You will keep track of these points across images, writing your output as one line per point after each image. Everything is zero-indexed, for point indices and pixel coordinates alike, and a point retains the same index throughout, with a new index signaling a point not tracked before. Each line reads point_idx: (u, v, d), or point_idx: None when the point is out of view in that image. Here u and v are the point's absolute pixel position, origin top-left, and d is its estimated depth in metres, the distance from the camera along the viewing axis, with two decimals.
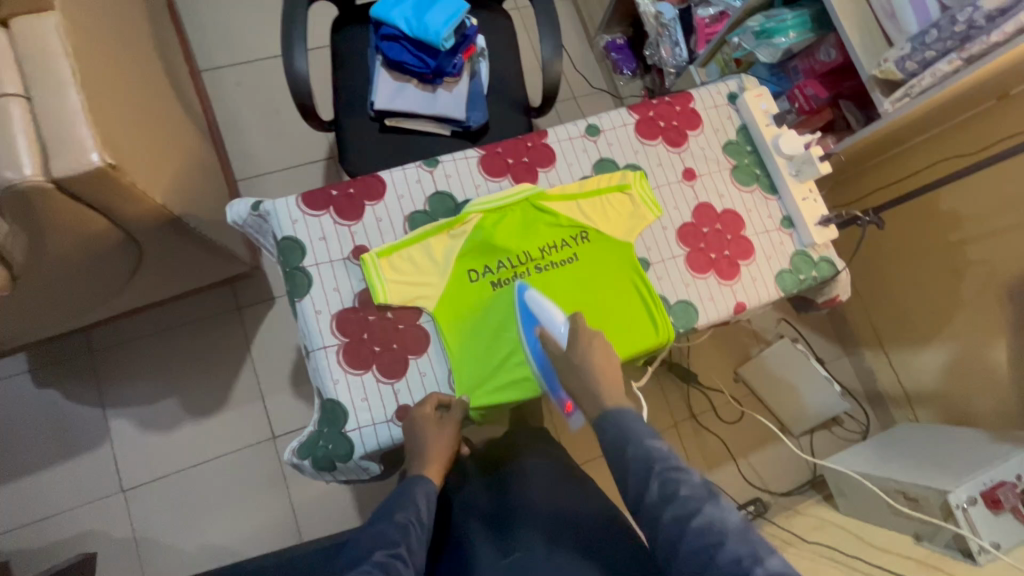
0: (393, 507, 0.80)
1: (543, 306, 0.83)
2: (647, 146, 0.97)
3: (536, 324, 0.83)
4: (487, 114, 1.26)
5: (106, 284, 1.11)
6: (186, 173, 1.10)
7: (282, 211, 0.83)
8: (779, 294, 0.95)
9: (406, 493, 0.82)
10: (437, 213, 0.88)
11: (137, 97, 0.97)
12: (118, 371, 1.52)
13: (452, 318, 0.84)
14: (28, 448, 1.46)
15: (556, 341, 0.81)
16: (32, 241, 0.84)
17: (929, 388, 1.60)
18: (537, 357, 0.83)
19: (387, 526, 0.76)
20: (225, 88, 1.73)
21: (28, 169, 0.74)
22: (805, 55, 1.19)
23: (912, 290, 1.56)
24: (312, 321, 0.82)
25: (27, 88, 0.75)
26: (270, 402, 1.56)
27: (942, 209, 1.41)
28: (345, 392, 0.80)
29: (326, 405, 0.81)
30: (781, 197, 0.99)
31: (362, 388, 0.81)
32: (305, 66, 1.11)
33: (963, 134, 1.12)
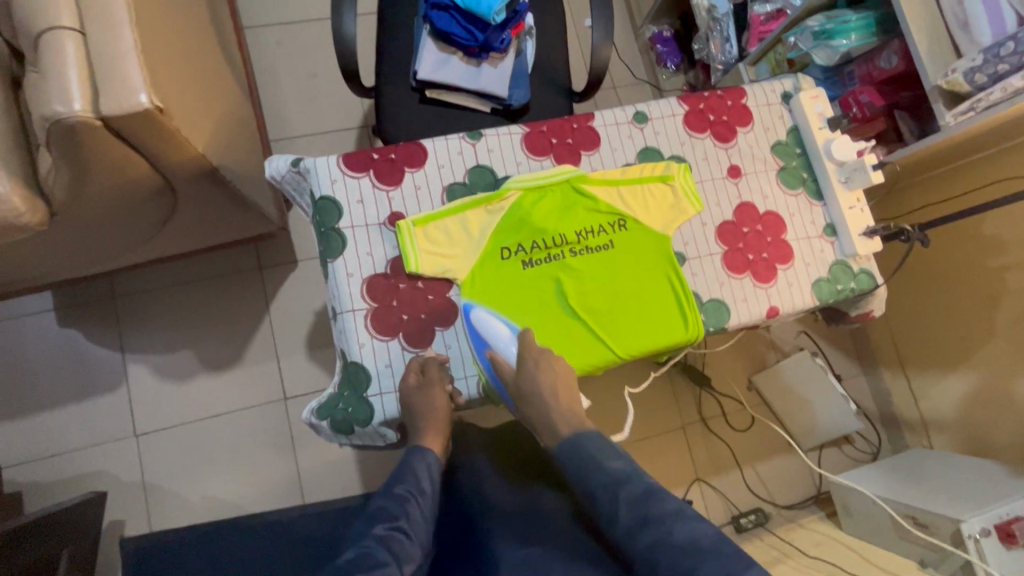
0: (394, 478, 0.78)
1: (490, 325, 0.81)
2: (695, 139, 0.94)
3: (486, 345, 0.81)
4: (529, 93, 1.25)
5: (138, 230, 1.11)
6: (225, 126, 1.10)
7: (323, 170, 0.82)
8: (814, 302, 0.93)
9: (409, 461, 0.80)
10: (476, 187, 0.87)
11: (185, 44, 0.97)
12: (139, 319, 1.54)
13: (482, 295, 0.83)
14: (47, 384, 1.49)
15: (505, 360, 0.80)
16: (74, 178, 0.85)
17: (949, 416, 1.57)
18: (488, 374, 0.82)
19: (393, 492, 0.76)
20: (265, 46, 1.73)
21: (77, 104, 0.73)
22: (863, 60, 1.16)
23: (943, 315, 1.52)
24: (343, 283, 0.81)
25: (82, 24, 0.75)
26: (285, 363, 1.58)
27: (985, 235, 1.36)
28: (370, 357, 0.80)
29: (349, 368, 0.81)
30: (826, 204, 0.96)
31: (387, 354, 0.81)
32: (352, 27, 1.10)
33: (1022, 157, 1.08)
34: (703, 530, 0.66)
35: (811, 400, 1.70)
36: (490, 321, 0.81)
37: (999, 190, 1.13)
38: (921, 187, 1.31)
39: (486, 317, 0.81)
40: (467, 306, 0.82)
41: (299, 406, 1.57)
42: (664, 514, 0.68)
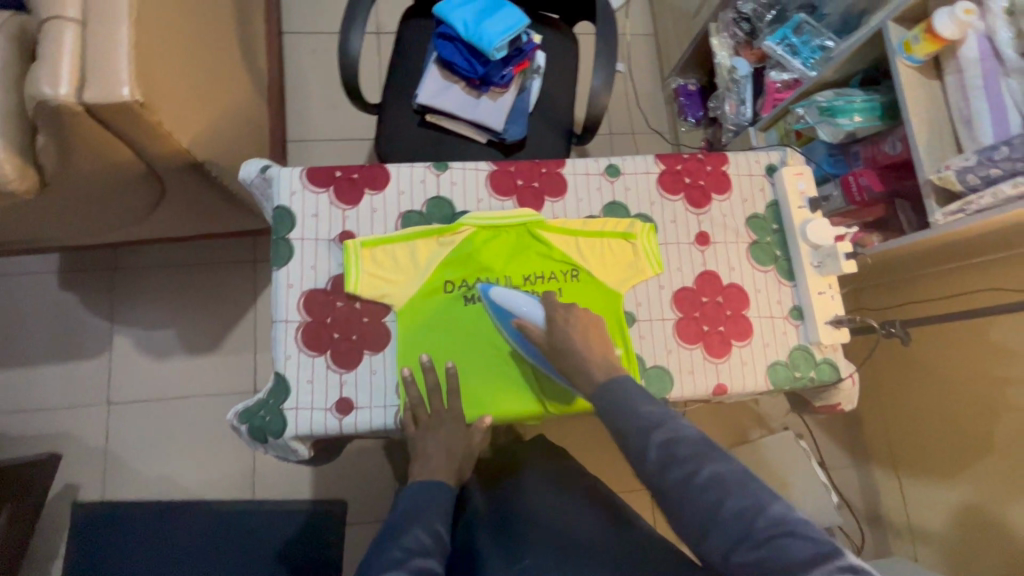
0: (417, 520, 0.72)
1: (508, 298, 0.80)
2: (666, 200, 0.92)
3: (512, 317, 0.80)
4: (525, 130, 1.26)
5: (130, 211, 1.17)
6: (226, 124, 1.15)
7: (285, 181, 0.84)
8: (768, 387, 0.88)
9: (433, 501, 0.75)
10: (432, 217, 0.87)
11: (196, 44, 1.03)
12: (132, 292, 1.60)
13: (416, 325, 0.82)
14: (37, 341, 1.56)
15: (535, 324, 0.78)
16: (61, 155, 0.89)
17: (937, 530, 1.46)
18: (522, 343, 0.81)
19: (414, 537, 0.69)
20: (297, 53, 1.81)
21: (63, 89, 0.78)
22: (870, 142, 1.12)
23: (939, 419, 1.42)
24: (282, 293, 0.82)
25: (85, 16, 0.80)
26: (261, 356, 1.61)
27: (989, 340, 1.27)
28: (294, 370, 0.80)
29: (275, 377, 0.80)
30: (796, 285, 0.92)
31: (310, 369, 0.80)
32: (358, 46, 1.14)
33: (1019, 268, 1.01)
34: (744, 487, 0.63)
35: (792, 480, 1.60)
36: (511, 292, 0.81)
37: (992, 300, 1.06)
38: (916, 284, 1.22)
39: (503, 293, 0.81)
40: (483, 287, 0.82)
41: None
42: (693, 453, 0.64)
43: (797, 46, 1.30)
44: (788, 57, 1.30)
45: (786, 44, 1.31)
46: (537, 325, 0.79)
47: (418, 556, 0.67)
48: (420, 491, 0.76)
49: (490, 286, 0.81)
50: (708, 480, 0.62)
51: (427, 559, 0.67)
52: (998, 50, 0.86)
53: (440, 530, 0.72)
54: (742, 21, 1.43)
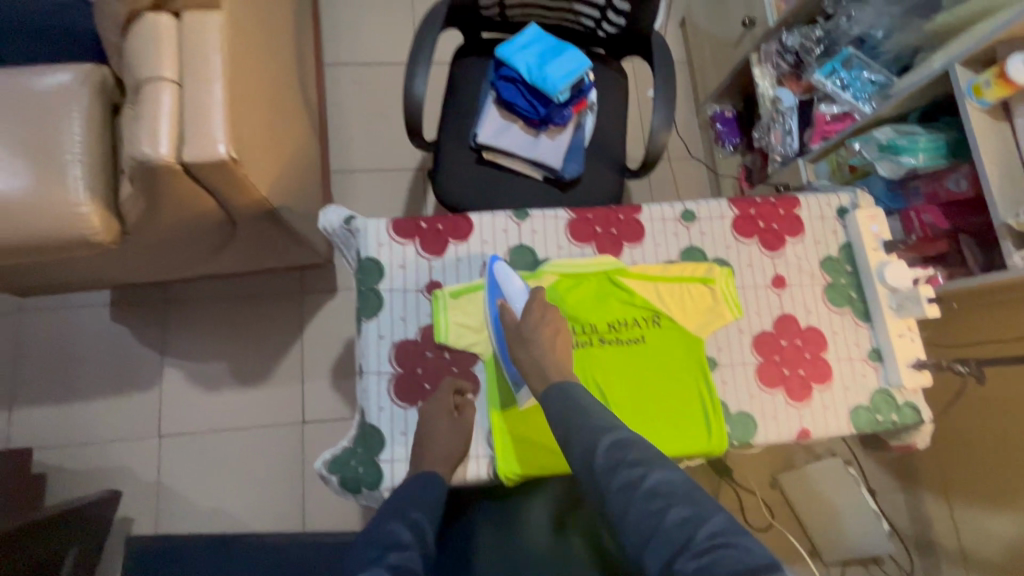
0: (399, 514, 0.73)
1: (510, 279, 0.83)
2: (741, 244, 0.93)
3: (501, 298, 0.83)
4: (582, 166, 1.27)
5: (197, 252, 1.18)
6: (292, 166, 1.17)
7: (372, 232, 0.86)
8: (850, 431, 0.89)
9: (420, 499, 0.75)
10: (515, 265, 0.88)
11: (269, 92, 1.05)
12: (183, 324, 1.62)
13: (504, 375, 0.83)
14: (90, 375, 1.58)
15: (514, 313, 0.81)
16: (150, 207, 0.92)
17: (994, 560, 1.42)
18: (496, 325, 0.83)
19: (395, 531, 0.71)
20: (340, 85, 1.84)
21: (163, 148, 0.80)
22: (930, 178, 1.12)
23: (996, 448, 1.41)
24: (374, 344, 0.84)
25: (181, 76, 0.83)
26: (309, 387, 1.62)
27: None
28: (387, 422, 0.82)
29: (364, 429, 0.82)
30: (874, 327, 0.92)
31: (404, 422, 0.83)
32: (422, 89, 1.16)
33: None
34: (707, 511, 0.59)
35: (841, 509, 1.60)
36: (510, 273, 0.83)
37: None
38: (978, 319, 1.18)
39: (506, 271, 0.83)
40: (494, 258, 0.85)
41: (314, 431, 1.60)
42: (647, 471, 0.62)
43: (847, 80, 1.31)
44: (839, 91, 1.32)
45: (835, 78, 1.33)
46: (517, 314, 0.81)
47: (394, 551, 0.69)
48: (407, 482, 0.77)
49: (498, 259, 0.85)
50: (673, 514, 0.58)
51: (405, 555, 0.69)
52: None
53: (420, 524, 0.73)
54: (786, 54, 1.44)
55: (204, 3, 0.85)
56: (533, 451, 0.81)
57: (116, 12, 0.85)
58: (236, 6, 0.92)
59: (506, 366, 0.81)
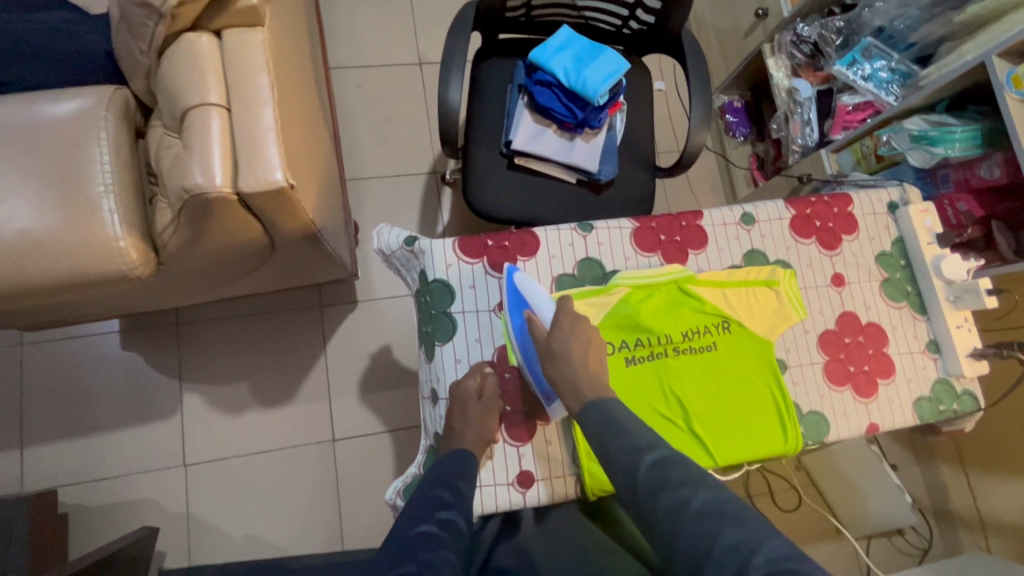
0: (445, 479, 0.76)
1: (533, 289, 0.82)
2: (801, 244, 0.94)
3: (525, 308, 0.82)
4: (616, 168, 1.25)
5: (224, 277, 1.12)
6: (323, 181, 1.12)
7: (438, 253, 0.84)
8: (915, 422, 0.91)
9: (462, 469, 0.77)
10: (584, 278, 0.88)
11: (301, 107, 1.00)
12: (200, 347, 1.55)
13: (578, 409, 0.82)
14: (104, 406, 1.50)
15: (542, 323, 0.80)
16: (192, 238, 0.86)
17: (1009, 525, 1.49)
18: (520, 336, 0.81)
19: (440, 492, 0.74)
20: (344, 89, 1.77)
21: (219, 179, 0.75)
22: (961, 166, 1.15)
23: (1010, 420, 1.46)
24: (450, 368, 0.83)
25: (229, 100, 0.78)
26: (337, 404, 1.58)
27: None
28: None
29: (432, 452, 0.87)
30: (930, 319, 0.95)
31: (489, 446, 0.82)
32: (456, 95, 1.12)
33: None
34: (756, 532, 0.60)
35: (859, 484, 1.67)
36: (535, 283, 0.82)
37: None
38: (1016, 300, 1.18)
39: (529, 282, 0.82)
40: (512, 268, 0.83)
41: (346, 449, 1.56)
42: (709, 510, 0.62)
43: (869, 71, 1.33)
44: (861, 81, 1.33)
45: (856, 69, 1.34)
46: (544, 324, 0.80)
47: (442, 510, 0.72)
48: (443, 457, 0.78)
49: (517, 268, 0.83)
50: None
51: (451, 513, 0.72)
52: None
53: (462, 489, 0.75)
54: (803, 44, 1.45)
55: (245, 20, 0.80)
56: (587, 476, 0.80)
57: (151, 34, 0.79)
58: (274, 20, 0.87)
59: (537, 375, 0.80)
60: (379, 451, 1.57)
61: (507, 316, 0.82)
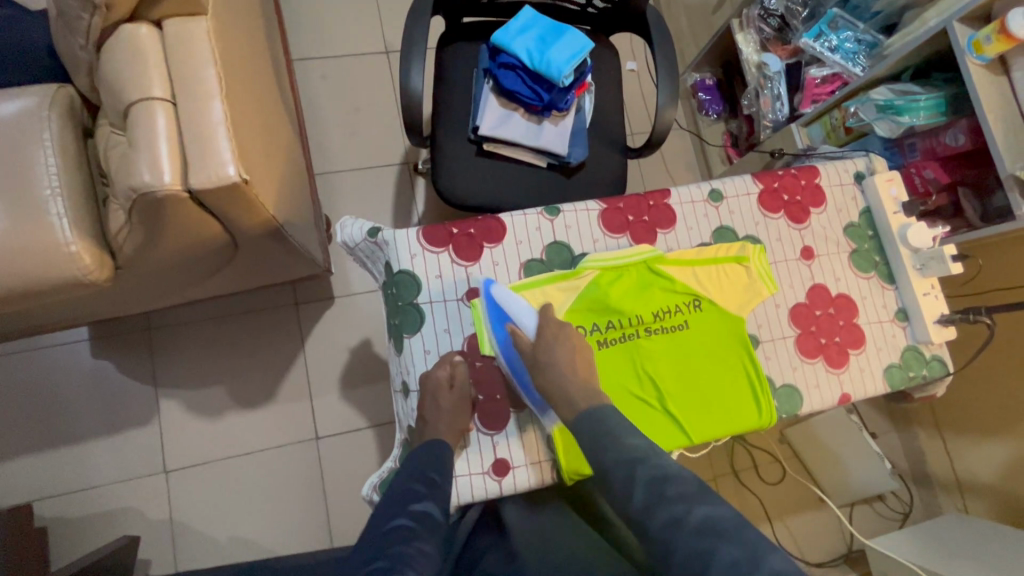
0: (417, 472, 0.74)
1: (510, 301, 0.80)
2: (769, 219, 0.94)
3: (506, 322, 0.81)
4: (586, 150, 1.24)
5: (190, 279, 1.09)
6: (286, 176, 1.09)
7: (402, 244, 0.82)
8: (886, 389, 0.92)
9: (436, 459, 0.75)
10: (553, 263, 0.87)
11: (256, 99, 0.97)
12: (174, 352, 1.52)
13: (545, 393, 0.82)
14: (77, 416, 1.47)
15: (525, 334, 0.79)
16: (147, 239, 0.83)
17: (986, 485, 1.52)
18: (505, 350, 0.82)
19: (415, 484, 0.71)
20: (310, 80, 1.73)
21: (167, 177, 0.73)
22: (927, 135, 1.16)
23: (981, 384, 1.49)
24: (420, 360, 0.82)
25: (174, 94, 0.75)
26: (318, 402, 1.56)
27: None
28: None
29: (406, 445, 0.85)
30: (898, 288, 0.96)
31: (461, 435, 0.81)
32: (418, 82, 1.09)
33: None
34: (721, 510, 0.60)
35: (841, 455, 1.68)
36: (512, 294, 0.80)
37: None
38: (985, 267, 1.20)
39: (507, 296, 0.80)
40: (489, 281, 0.80)
41: (330, 446, 1.55)
42: (674, 493, 0.62)
43: (836, 42, 1.32)
44: (828, 53, 1.32)
45: (823, 41, 1.33)
46: (528, 335, 0.80)
47: (416, 502, 0.69)
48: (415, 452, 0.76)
49: (493, 282, 0.80)
50: (696, 520, 0.59)
51: (427, 505, 0.69)
52: None
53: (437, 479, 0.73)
54: (770, 17, 1.44)
55: (187, 9, 0.76)
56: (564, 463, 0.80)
57: (87, 26, 0.76)
58: (219, 8, 0.83)
59: (528, 386, 0.81)
60: (363, 447, 1.56)
61: (488, 331, 0.81)
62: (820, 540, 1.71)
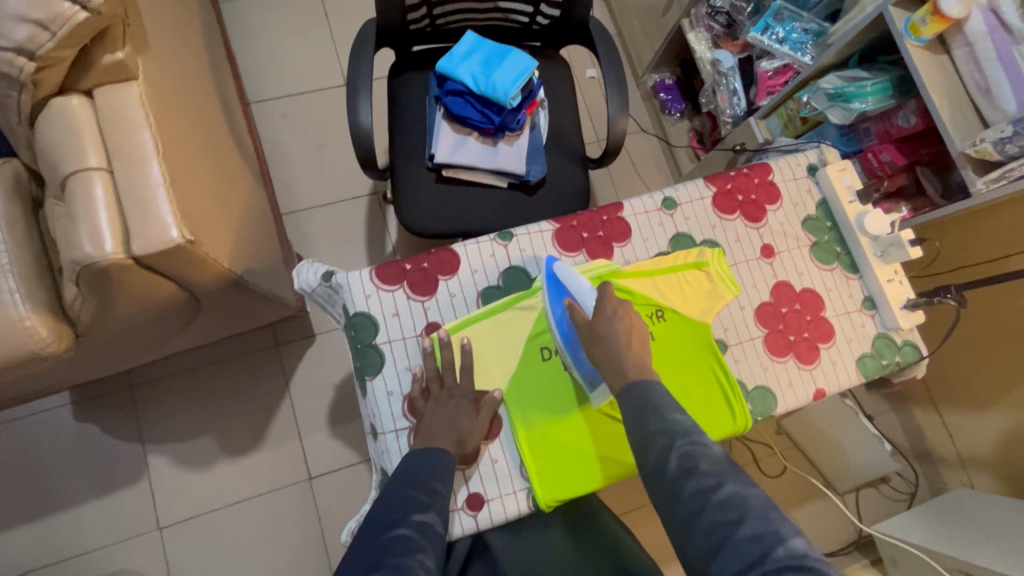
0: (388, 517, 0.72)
1: (576, 280, 0.81)
2: (725, 221, 0.94)
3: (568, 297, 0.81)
4: (545, 166, 1.24)
5: (159, 335, 1.08)
6: (245, 224, 1.09)
7: (356, 286, 0.82)
8: (860, 380, 0.91)
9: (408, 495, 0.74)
10: (510, 288, 0.87)
11: (204, 152, 0.97)
12: (158, 406, 1.51)
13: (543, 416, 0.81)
14: (67, 482, 1.46)
15: (583, 311, 0.78)
16: (101, 307, 0.83)
17: (986, 458, 1.50)
18: (563, 327, 0.80)
19: (416, 493, 0.71)
20: (272, 120, 1.73)
21: (108, 246, 0.72)
22: (879, 118, 1.16)
23: (970, 356, 1.48)
24: (384, 401, 0.81)
25: (110, 162, 0.75)
26: (308, 441, 1.55)
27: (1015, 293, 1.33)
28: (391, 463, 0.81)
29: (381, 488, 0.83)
30: (863, 277, 0.95)
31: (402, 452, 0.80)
32: (368, 117, 1.09)
33: None
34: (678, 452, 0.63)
35: (841, 440, 1.67)
36: (577, 274, 0.81)
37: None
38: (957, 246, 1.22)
39: (570, 274, 0.81)
40: (553, 261, 0.83)
41: (324, 485, 1.53)
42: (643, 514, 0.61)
43: (783, 34, 1.32)
44: (776, 45, 1.32)
45: (770, 34, 1.32)
46: (585, 312, 0.79)
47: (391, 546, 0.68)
48: (418, 455, 0.75)
49: (558, 260, 0.83)
50: None
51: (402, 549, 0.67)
52: (1004, 21, 0.90)
53: (440, 490, 0.72)
54: (718, 15, 1.45)
55: (117, 76, 0.77)
56: (570, 480, 0.80)
57: (17, 103, 0.76)
58: (153, 70, 0.84)
59: (579, 364, 0.80)
60: (359, 481, 1.55)
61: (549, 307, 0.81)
62: (829, 529, 1.69)
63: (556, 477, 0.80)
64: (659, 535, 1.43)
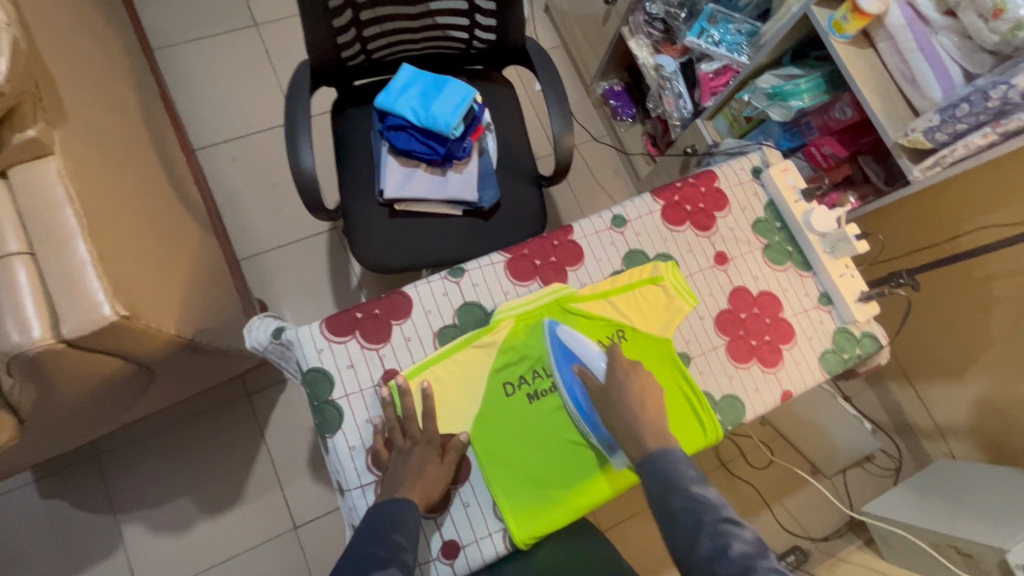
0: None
1: (578, 342, 0.82)
2: (676, 232, 0.94)
3: (573, 362, 0.82)
4: (498, 190, 1.23)
5: (115, 406, 1.04)
6: (194, 281, 1.05)
7: (306, 341, 0.80)
8: (824, 376, 0.92)
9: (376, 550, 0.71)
10: (467, 324, 0.85)
11: (140, 214, 0.94)
12: (128, 473, 1.46)
13: (510, 455, 0.79)
14: (37, 564, 1.39)
15: (595, 375, 0.80)
16: (40, 392, 0.79)
17: (963, 425, 1.51)
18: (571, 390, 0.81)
19: (376, 550, 0.68)
20: (220, 165, 1.69)
21: (36, 332, 0.69)
22: (818, 112, 1.17)
23: (937, 329, 1.50)
24: (347, 458, 0.79)
25: (31, 244, 0.71)
26: (289, 489, 1.51)
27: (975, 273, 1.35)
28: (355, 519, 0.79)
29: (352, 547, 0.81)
30: (816, 273, 0.96)
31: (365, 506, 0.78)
32: (310, 160, 1.07)
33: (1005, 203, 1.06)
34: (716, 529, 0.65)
35: (824, 425, 1.67)
36: (580, 339, 0.82)
37: (984, 237, 1.11)
38: (911, 230, 1.26)
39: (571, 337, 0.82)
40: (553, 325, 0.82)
41: (309, 533, 1.49)
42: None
43: (718, 36, 1.33)
44: (713, 48, 1.33)
45: (707, 37, 1.34)
46: (596, 377, 0.80)
47: None
48: (380, 509, 0.72)
49: (558, 325, 0.82)
50: None
51: None
52: (922, 13, 0.93)
53: (401, 543, 0.69)
54: (655, 22, 1.47)
55: (32, 152, 0.73)
56: (544, 516, 0.78)
57: None
58: (69, 138, 0.80)
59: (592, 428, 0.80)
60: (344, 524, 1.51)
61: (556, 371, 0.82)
62: (821, 513, 1.70)
63: (531, 514, 0.78)
64: (652, 544, 1.42)
